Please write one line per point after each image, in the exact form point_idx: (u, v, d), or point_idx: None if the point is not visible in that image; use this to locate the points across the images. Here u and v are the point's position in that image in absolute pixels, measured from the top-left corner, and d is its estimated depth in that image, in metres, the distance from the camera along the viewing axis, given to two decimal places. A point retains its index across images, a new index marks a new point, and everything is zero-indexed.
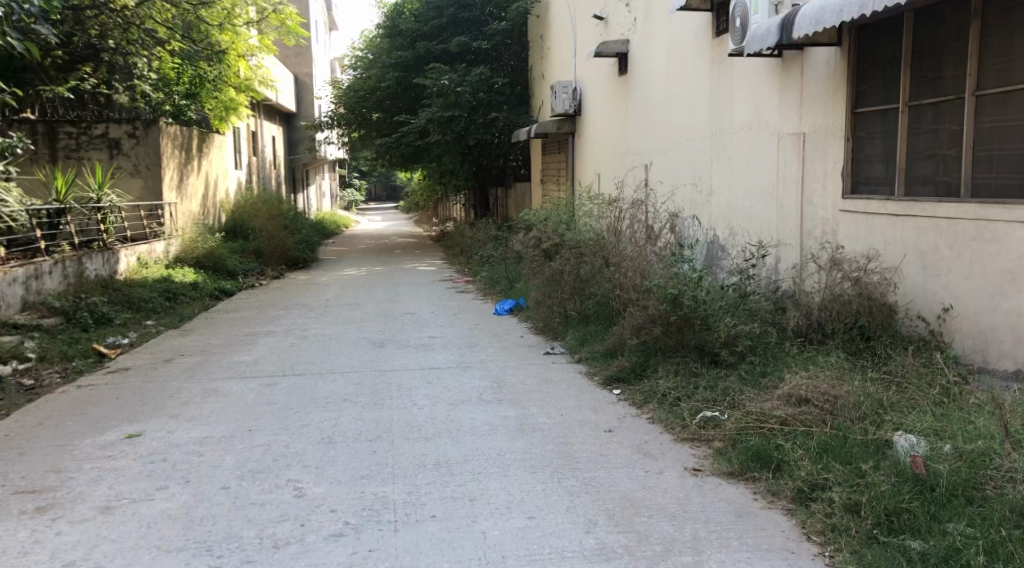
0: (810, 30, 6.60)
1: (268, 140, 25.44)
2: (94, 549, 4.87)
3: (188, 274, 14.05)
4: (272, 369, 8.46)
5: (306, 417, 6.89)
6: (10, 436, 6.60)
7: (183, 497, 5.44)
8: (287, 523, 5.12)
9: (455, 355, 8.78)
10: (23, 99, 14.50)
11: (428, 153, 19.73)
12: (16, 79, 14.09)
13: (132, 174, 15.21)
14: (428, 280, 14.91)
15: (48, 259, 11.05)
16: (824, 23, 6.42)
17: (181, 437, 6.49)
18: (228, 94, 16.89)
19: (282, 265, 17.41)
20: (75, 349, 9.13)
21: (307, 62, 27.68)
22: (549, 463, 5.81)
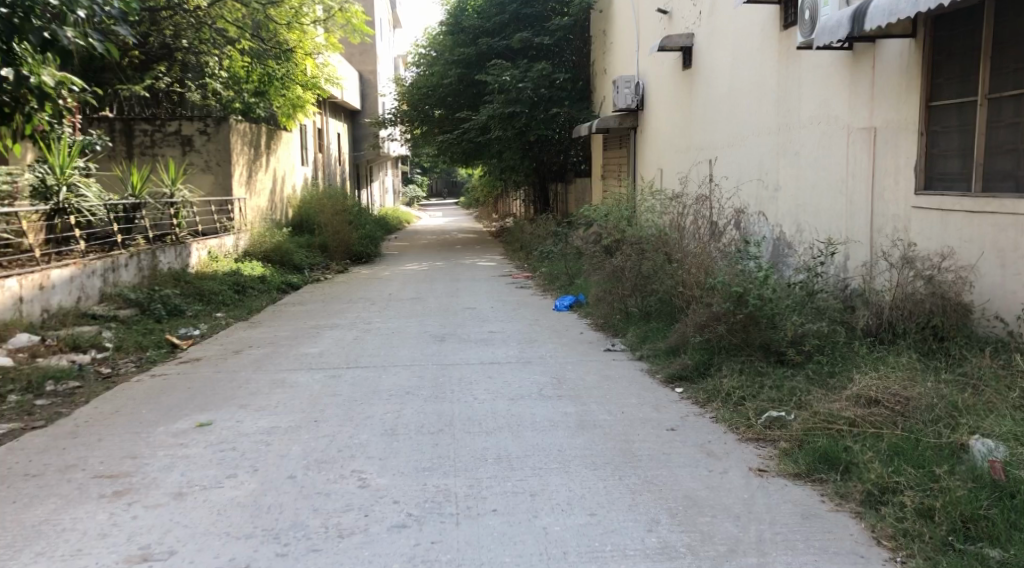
0: (883, 22, 6.49)
1: (333, 136, 25.81)
2: (168, 534, 5.02)
3: (256, 267, 14.39)
4: (336, 362, 8.62)
5: (369, 409, 7.02)
6: (89, 421, 6.86)
7: (251, 486, 5.59)
8: (351, 513, 5.23)
9: (515, 350, 8.84)
10: (102, 97, 15.00)
11: (489, 149, 19.87)
12: (96, 78, 14.65)
13: (203, 170, 15.59)
14: (488, 275, 15.01)
15: (124, 253, 11.41)
16: (899, 14, 6.32)
17: (250, 426, 6.67)
18: (296, 92, 17.03)
19: (346, 259, 17.69)
20: (150, 340, 9.42)
21: (372, 59, 27.99)
22: (610, 460, 5.84)
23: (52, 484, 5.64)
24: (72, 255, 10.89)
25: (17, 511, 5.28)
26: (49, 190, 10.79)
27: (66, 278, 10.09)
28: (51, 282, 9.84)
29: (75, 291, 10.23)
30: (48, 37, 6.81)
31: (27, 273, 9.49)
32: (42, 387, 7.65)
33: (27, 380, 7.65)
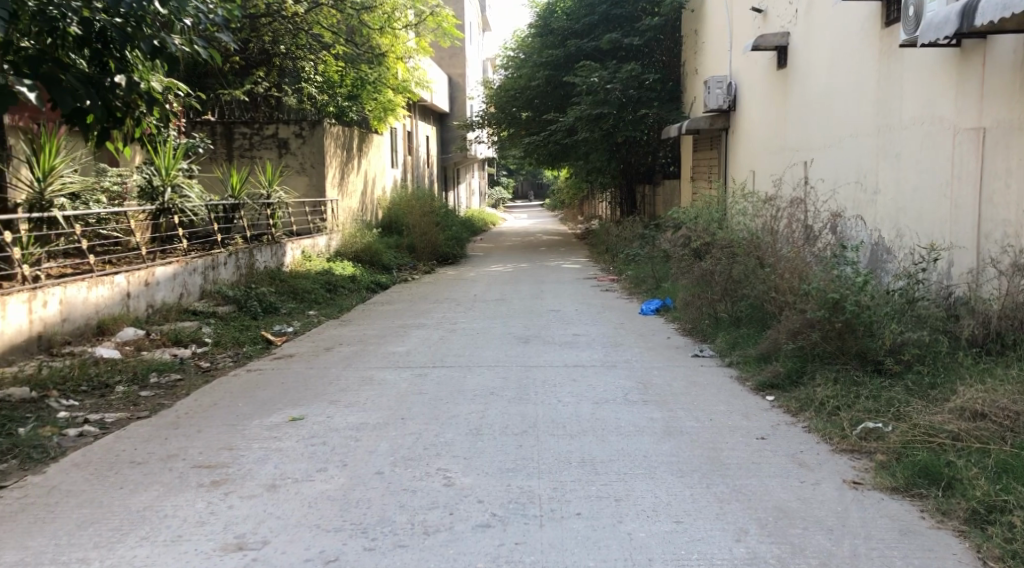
0: (996, 17, 6.31)
1: (422, 139, 26.16)
2: (262, 524, 5.18)
3: (347, 267, 14.73)
4: (423, 361, 8.76)
5: (455, 408, 7.12)
6: (188, 413, 7.13)
7: (341, 480, 5.73)
8: (437, 511, 5.32)
9: (601, 353, 8.84)
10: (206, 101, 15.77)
11: (576, 150, 19.87)
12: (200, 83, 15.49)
13: (298, 172, 16.00)
14: (574, 277, 15.02)
15: (224, 251, 11.83)
16: (1013, 8, 6.13)
17: (340, 422, 6.83)
18: (387, 96, 17.40)
19: (433, 260, 17.91)
20: (247, 336, 9.73)
21: (461, 63, 28.31)
22: (698, 468, 5.80)
23: (155, 472, 5.87)
24: (175, 253, 11.32)
25: (123, 496, 5.52)
26: (155, 190, 11.23)
27: (169, 275, 10.49)
28: (156, 278, 10.25)
29: (178, 288, 10.64)
30: (158, 44, 7.15)
31: (133, 270, 9.93)
32: (147, 378, 7.97)
33: (133, 371, 8.00)
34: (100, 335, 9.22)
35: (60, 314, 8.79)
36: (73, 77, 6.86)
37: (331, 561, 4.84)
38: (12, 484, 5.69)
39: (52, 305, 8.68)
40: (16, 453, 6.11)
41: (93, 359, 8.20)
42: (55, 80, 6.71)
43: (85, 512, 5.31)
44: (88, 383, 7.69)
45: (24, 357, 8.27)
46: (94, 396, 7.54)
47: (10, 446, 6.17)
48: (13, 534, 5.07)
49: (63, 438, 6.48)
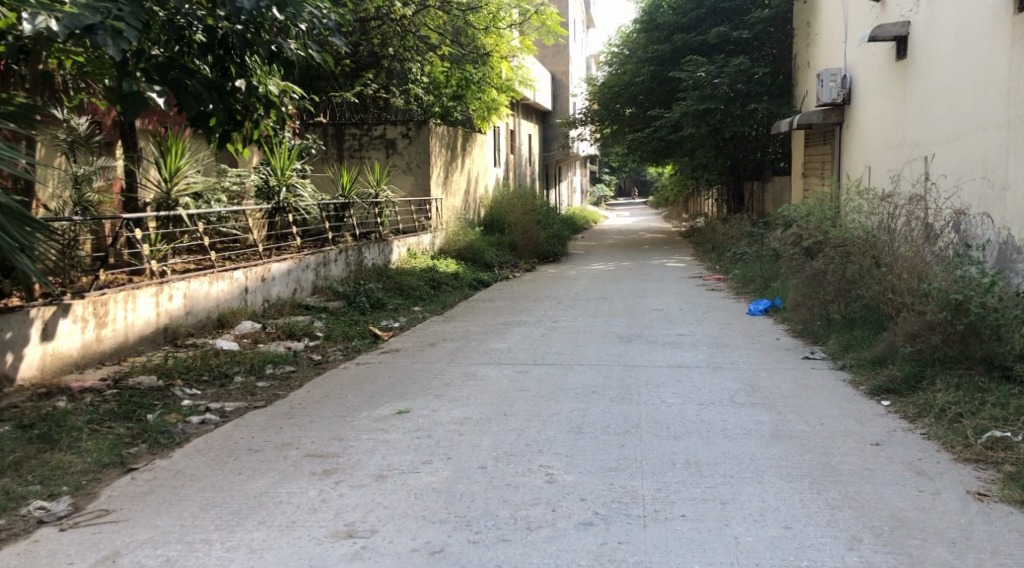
0: None
1: (525, 138, 26.27)
2: (370, 513, 5.26)
3: (451, 265, 14.91)
4: (524, 358, 8.76)
5: (557, 406, 7.10)
6: (301, 403, 7.31)
7: (445, 473, 5.78)
8: (539, 507, 5.31)
9: (706, 354, 8.67)
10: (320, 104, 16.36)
11: (681, 147, 19.63)
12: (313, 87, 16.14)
13: (404, 172, 16.45)
14: (678, 276, 14.82)
15: (335, 249, 12.26)
16: None
17: (444, 415, 6.90)
18: (491, 95, 17.33)
19: (535, 258, 17.92)
20: (356, 330, 9.92)
21: (564, 60, 28.33)
22: (808, 473, 5.64)
23: (271, 460, 6.04)
24: (289, 250, 11.68)
25: (241, 481, 5.69)
26: (272, 190, 11.56)
27: (284, 271, 10.87)
28: (271, 274, 10.61)
29: (291, 283, 11.02)
30: (275, 50, 7.51)
31: (251, 265, 10.30)
32: (262, 369, 8.22)
33: (250, 363, 8.25)
34: (219, 328, 9.60)
35: (185, 307, 9.15)
36: (198, 82, 7.20)
37: (436, 552, 4.87)
38: (141, 466, 5.93)
39: (177, 299, 9.05)
40: (145, 437, 6.38)
41: (213, 351, 8.51)
42: (182, 85, 7.07)
43: (206, 496, 5.48)
44: (209, 372, 7.96)
45: (151, 347, 8.64)
46: (215, 385, 7.81)
47: (139, 431, 6.47)
48: (142, 512, 5.25)
49: (186, 425, 6.72)
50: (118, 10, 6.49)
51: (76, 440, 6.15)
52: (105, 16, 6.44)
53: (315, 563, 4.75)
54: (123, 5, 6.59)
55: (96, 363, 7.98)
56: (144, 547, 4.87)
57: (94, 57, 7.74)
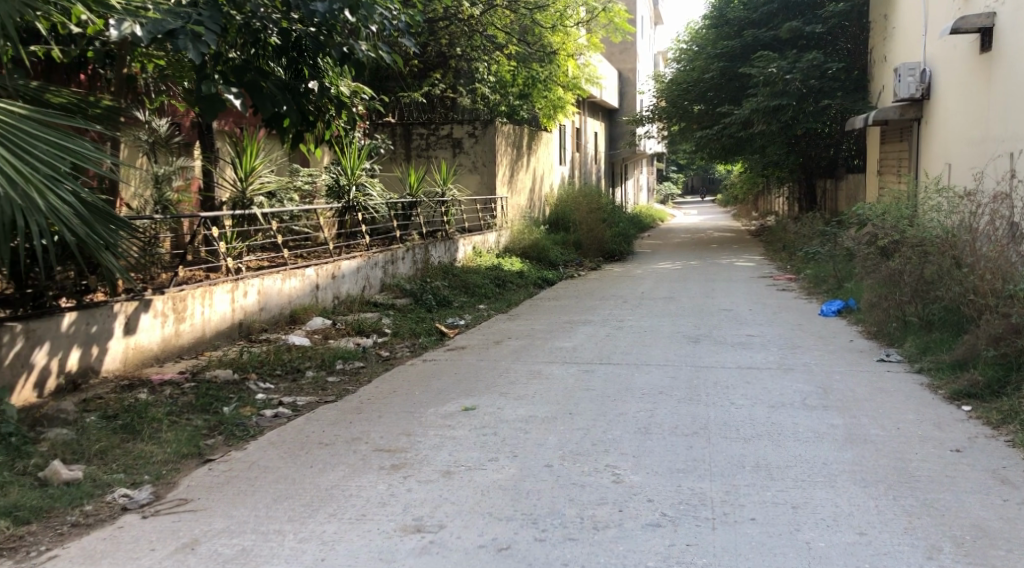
0: None
1: (591, 135, 26.20)
2: (438, 509, 5.29)
3: (516, 263, 14.96)
4: (590, 357, 8.73)
5: (623, 406, 7.06)
6: (371, 399, 7.40)
7: (512, 470, 5.79)
8: (606, 507, 5.28)
9: (777, 355, 8.53)
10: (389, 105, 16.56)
11: (751, 145, 19.36)
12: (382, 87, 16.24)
13: (471, 171, 16.60)
14: (747, 275, 14.61)
15: (403, 246, 12.44)
16: None
17: (510, 413, 6.91)
18: (557, 94, 17.28)
19: (601, 257, 17.82)
20: (423, 327, 10.01)
21: (632, 58, 28.17)
22: (884, 478, 5.51)
23: (341, 454, 6.12)
24: (358, 248, 11.85)
25: (312, 474, 5.77)
26: (342, 189, 11.69)
27: (354, 269, 11.06)
28: (342, 272, 10.81)
29: (361, 280, 11.21)
30: (347, 51, 7.66)
31: (322, 263, 10.49)
32: (332, 364, 8.34)
33: (320, 358, 8.38)
34: (292, 323, 9.79)
35: (258, 303, 9.36)
36: (273, 84, 7.39)
37: (503, 548, 4.86)
38: (217, 457, 6.05)
39: (251, 295, 9.24)
40: (221, 429, 6.53)
41: (285, 346, 8.67)
42: (257, 87, 7.27)
43: (279, 488, 5.58)
44: (282, 366, 8.10)
45: (226, 342, 8.85)
46: (287, 379, 7.95)
47: (216, 423, 6.62)
48: (219, 503, 5.35)
49: (260, 418, 6.85)
50: (198, 15, 6.73)
51: (156, 431, 6.31)
52: (186, 21, 6.67)
53: (383, 556, 4.78)
54: (202, 10, 6.82)
55: (175, 356, 8.19)
56: (220, 536, 4.97)
57: (174, 62, 7.95)
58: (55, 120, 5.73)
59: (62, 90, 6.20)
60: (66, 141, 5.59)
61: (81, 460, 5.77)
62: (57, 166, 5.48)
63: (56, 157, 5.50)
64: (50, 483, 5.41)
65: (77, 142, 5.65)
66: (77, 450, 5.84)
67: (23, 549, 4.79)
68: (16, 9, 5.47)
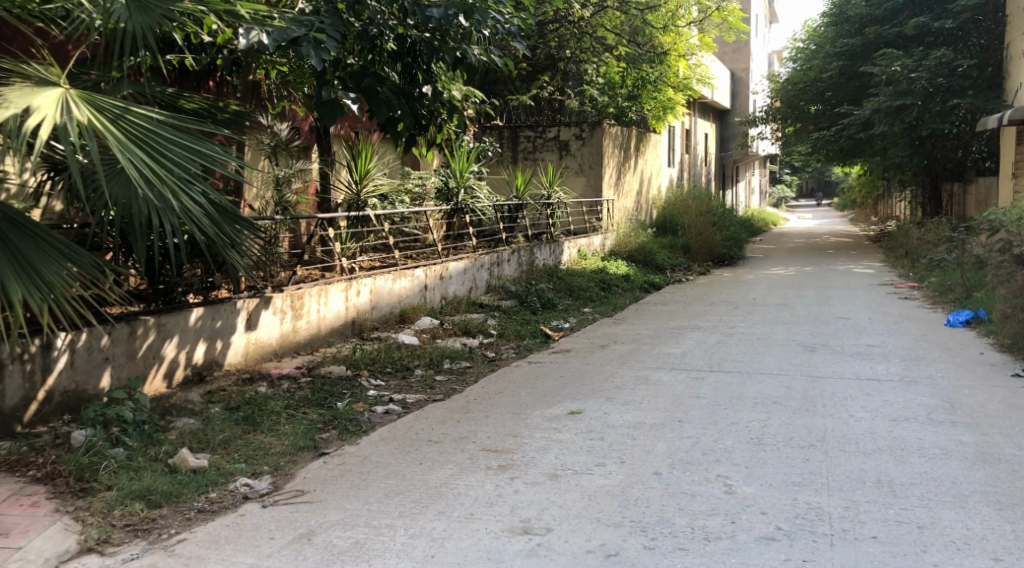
0: None
1: (701, 137, 25.85)
2: (546, 511, 5.24)
3: (622, 266, 14.82)
4: (700, 364, 8.56)
5: (735, 415, 6.88)
6: (476, 399, 7.43)
7: (620, 476, 5.71)
8: (717, 518, 5.14)
9: (899, 366, 8.20)
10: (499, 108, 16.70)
11: (871, 147, 18.78)
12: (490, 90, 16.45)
13: (577, 173, 16.55)
14: (865, 283, 14.12)
15: (508, 249, 12.63)
16: None
17: (617, 419, 6.82)
18: (667, 94, 17.24)
19: (710, 262, 17.29)
20: (528, 329, 10.00)
21: (745, 57, 27.59)
22: (1020, 502, 5.20)
23: (449, 452, 6.15)
24: (465, 249, 12.00)
25: (421, 472, 5.81)
26: (451, 192, 11.71)
27: (461, 270, 11.26)
28: (449, 272, 10.98)
29: (467, 282, 11.40)
30: (460, 55, 7.76)
31: (430, 264, 10.66)
32: (441, 364, 8.41)
33: (429, 357, 8.46)
34: (401, 323, 9.95)
35: (370, 302, 9.53)
36: (388, 89, 7.58)
37: (612, 555, 4.77)
38: (332, 451, 6.17)
39: (364, 294, 9.42)
40: (335, 424, 6.65)
41: (395, 344, 8.80)
42: (374, 91, 7.45)
43: (391, 483, 5.64)
44: (392, 364, 8.22)
45: (340, 339, 9.06)
46: (397, 376, 8.06)
47: (330, 417, 6.75)
48: (334, 496, 5.44)
49: (372, 414, 6.96)
50: (319, 23, 6.96)
51: (275, 424, 6.47)
52: (308, 27, 6.88)
53: (492, 556, 4.75)
54: (324, 18, 7.09)
55: (292, 352, 8.42)
56: (335, 528, 5.05)
57: (296, 68, 8.16)
58: (188, 126, 5.93)
59: (195, 96, 6.53)
60: (198, 144, 5.78)
61: (206, 449, 5.95)
62: (190, 169, 5.67)
63: (189, 160, 5.69)
64: (178, 469, 5.58)
65: (207, 145, 5.83)
66: (203, 439, 6.03)
67: (155, 531, 4.93)
68: (156, 21, 5.70)
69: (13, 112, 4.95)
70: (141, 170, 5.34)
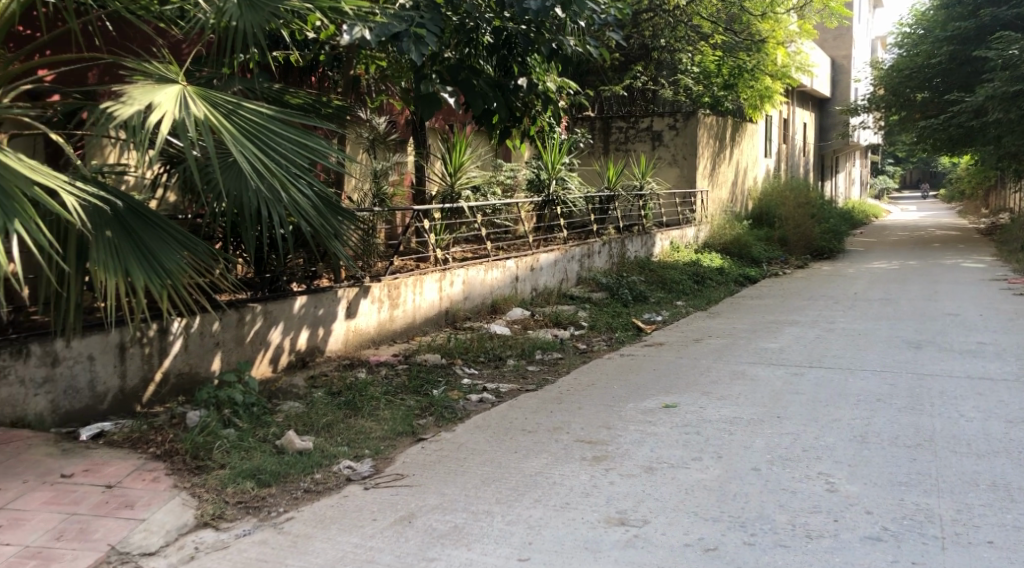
0: None
1: (800, 126, 25.33)
2: (642, 504, 5.25)
3: (716, 259, 14.65)
4: (799, 359, 8.41)
5: (837, 412, 6.74)
6: (569, 390, 7.46)
7: (717, 471, 5.67)
8: (820, 516, 5.06)
9: (1012, 366, 7.90)
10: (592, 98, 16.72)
11: (984, 135, 18.09)
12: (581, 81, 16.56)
13: (670, 164, 16.40)
14: (975, 278, 13.61)
15: (599, 240, 12.65)
16: None
17: (713, 413, 6.77)
18: (765, 83, 16.87)
19: (807, 255, 16.97)
20: (620, 322, 9.98)
21: (846, 44, 26.79)
22: None
23: (543, 442, 6.20)
24: (555, 241, 12.05)
25: (516, 460, 5.88)
26: (543, 182, 11.79)
27: (552, 262, 11.31)
28: (540, 264, 11.05)
29: (558, 273, 11.47)
30: (556, 47, 7.78)
31: (521, 255, 10.75)
32: (532, 354, 8.46)
33: (521, 348, 8.53)
34: (492, 313, 10.08)
35: (463, 292, 9.67)
36: (484, 81, 7.73)
37: (711, 549, 4.75)
38: (429, 437, 6.29)
39: (457, 285, 9.56)
40: (431, 411, 6.77)
41: (488, 334, 8.90)
42: (470, 85, 7.61)
43: (488, 470, 5.73)
44: (485, 354, 8.31)
45: (434, 328, 9.21)
46: (490, 365, 8.15)
47: (427, 404, 6.87)
48: (432, 480, 5.55)
49: (467, 402, 7.06)
50: (419, 18, 7.06)
51: (374, 409, 6.63)
52: (409, 23, 7.00)
53: (589, 545, 4.79)
54: (424, 13, 7.17)
55: (389, 340, 8.61)
56: (433, 511, 5.16)
57: (395, 62, 8.30)
58: (294, 119, 6.10)
59: (300, 92, 6.75)
60: (306, 138, 5.95)
61: (310, 431, 6.14)
62: (297, 161, 5.85)
63: (297, 153, 5.87)
64: (285, 450, 5.77)
65: (314, 139, 6.00)
66: (308, 423, 6.23)
67: (265, 508, 5.12)
68: (265, 19, 5.88)
69: (136, 109, 5.21)
70: (252, 163, 5.54)
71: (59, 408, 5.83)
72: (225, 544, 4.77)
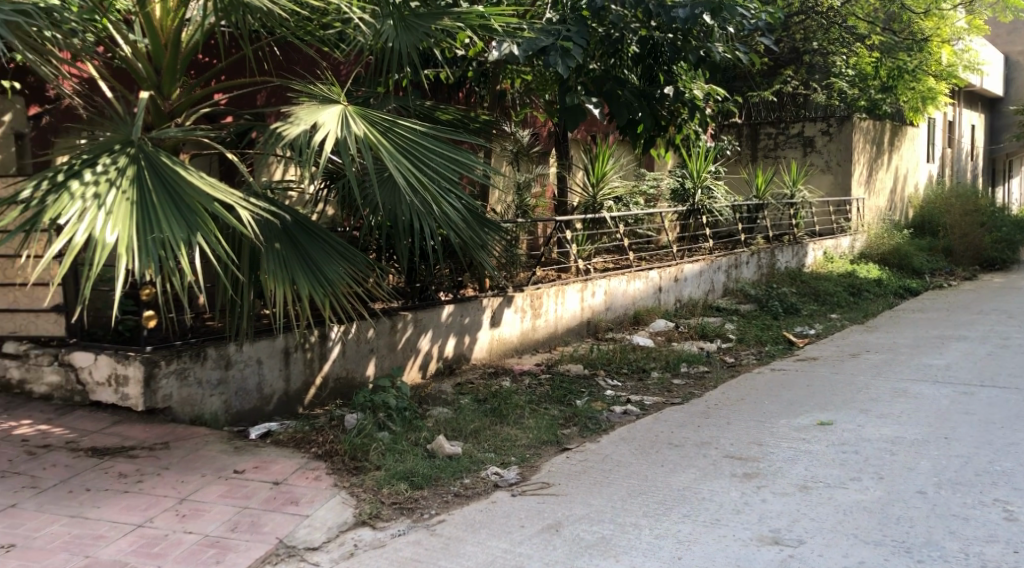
0: None
1: (968, 128, 24.08)
2: (796, 523, 5.15)
3: (873, 270, 14.06)
4: (966, 378, 8.00)
5: (1009, 436, 6.39)
6: (719, 404, 7.37)
7: (878, 493, 5.50)
8: (997, 546, 4.83)
9: None
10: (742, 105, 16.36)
11: None
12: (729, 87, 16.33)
13: (823, 170, 16.13)
14: None
15: (747, 251, 12.40)
16: None
17: (872, 432, 6.55)
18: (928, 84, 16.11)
19: (976, 266, 16.25)
20: (770, 335, 9.77)
21: (1022, 39, 25.22)
22: None
23: (691, 456, 6.17)
24: (701, 252, 11.93)
25: (665, 474, 5.88)
26: (687, 191, 11.57)
27: (696, 272, 11.20)
28: (684, 275, 10.96)
29: (703, 284, 11.35)
30: (703, 54, 7.71)
31: (665, 265, 10.69)
32: (678, 367, 8.39)
33: (666, 360, 8.48)
34: (635, 324, 10.07)
35: (605, 303, 9.71)
36: (629, 91, 7.78)
37: None
38: (575, 447, 6.36)
39: (599, 295, 9.62)
40: (576, 421, 6.84)
41: (631, 346, 8.90)
42: (615, 96, 7.69)
43: (635, 483, 5.74)
44: (629, 365, 8.31)
45: (577, 338, 9.32)
46: (634, 377, 8.14)
47: (572, 414, 6.94)
48: (579, 490, 5.62)
49: (612, 413, 7.09)
50: (566, 31, 7.21)
51: (521, 417, 6.75)
52: (556, 37, 7.16)
53: (741, 563, 4.74)
54: (569, 26, 7.30)
55: (532, 349, 8.77)
56: (581, 521, 5.22)
57: (540, 75, 8.39)
58: (445, 135, 6.32)
59: (450, 108, 6.98)
60: (456, 153, 6.14)
61: (459, 437, 6.32)
62: (448, 176, 6.04)
63: (448, 167, 6.07)
64: (436, 455, 5.97)
65: (464, 153, 6.19)
66: (457, 429, 6.41)
67: (418, 510, 5.32)
68: (419, 38, 6.13)
69: (302, 129, 5.53)
70: (407, 178, 5.76)
71: (232, 408, 6.23)
72: (382, 543, 4.98)
